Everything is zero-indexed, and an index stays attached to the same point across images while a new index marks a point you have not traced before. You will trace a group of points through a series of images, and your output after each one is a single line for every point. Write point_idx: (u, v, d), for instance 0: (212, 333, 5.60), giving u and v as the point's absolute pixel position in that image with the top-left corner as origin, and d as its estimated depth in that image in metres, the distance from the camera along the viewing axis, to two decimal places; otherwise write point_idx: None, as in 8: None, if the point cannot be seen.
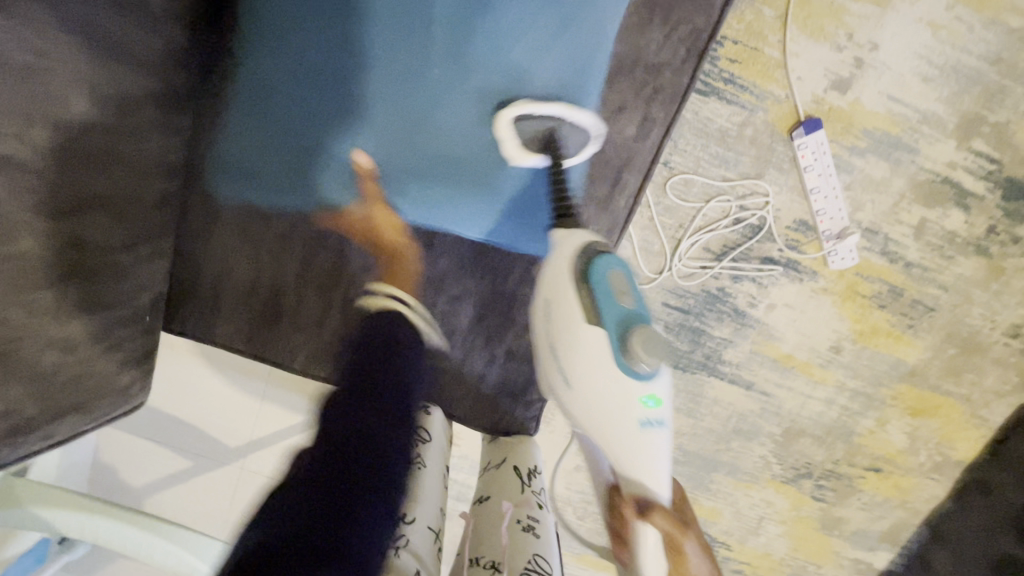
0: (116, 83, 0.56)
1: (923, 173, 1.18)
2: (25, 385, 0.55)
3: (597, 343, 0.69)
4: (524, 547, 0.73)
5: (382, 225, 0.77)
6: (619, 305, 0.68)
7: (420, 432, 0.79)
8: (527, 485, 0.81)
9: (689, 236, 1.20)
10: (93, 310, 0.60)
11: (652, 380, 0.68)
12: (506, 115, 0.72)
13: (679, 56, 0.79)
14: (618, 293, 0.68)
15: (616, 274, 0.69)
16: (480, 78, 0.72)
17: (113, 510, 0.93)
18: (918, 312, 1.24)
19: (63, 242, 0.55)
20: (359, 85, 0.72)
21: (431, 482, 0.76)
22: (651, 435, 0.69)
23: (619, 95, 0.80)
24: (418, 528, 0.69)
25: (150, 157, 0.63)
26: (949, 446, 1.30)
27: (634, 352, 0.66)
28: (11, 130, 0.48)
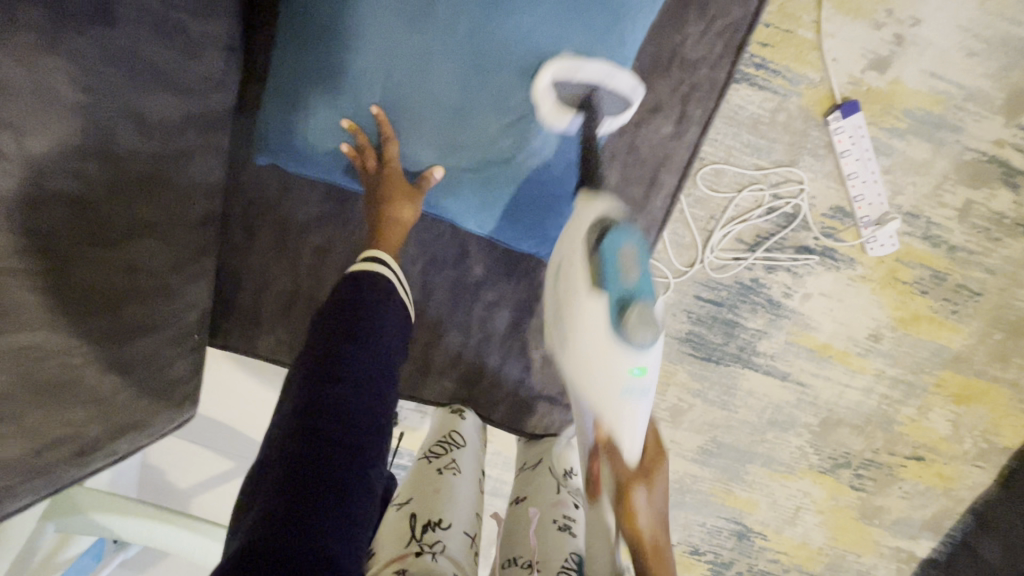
0: (160, 112, 0.59)
1: (968, 153, 1.13)
2: (87, 409, 0.58)
3: (593, 312, 0.61)
4: (561, 546, 0.70)
5: (392, 198, 0.71)
6: (621, 280, 0.60)
7: (454, 437, 0.79)
8: (564, 485, 0.79)
9: (721, 228, 1.17)
10: (144, 332, 0.62)
11: (643, 354, 0.62)
12: (548, 71, 0.65)
13: (715, 52, 0.78)
14: (624, 270, 0.60)
15: (627, 250, 0.61)
16: (496, 74, 0.65)
17: (177, 519, 1.00)
18: (962, 297, 1.20)
19: (120, 267, 0.58)
20: (364, 82, 0.66)
21: (467, 487, 0.75)
22: (630, 406, 0.63)
23: (655, 93, 0.79)
24: (454, 534, 0.67)
25: (195, 179, 0.66)
26: (995, 433, 1.27)
27: (632, 330, 0.60)
28: (67, 168, 0.51)
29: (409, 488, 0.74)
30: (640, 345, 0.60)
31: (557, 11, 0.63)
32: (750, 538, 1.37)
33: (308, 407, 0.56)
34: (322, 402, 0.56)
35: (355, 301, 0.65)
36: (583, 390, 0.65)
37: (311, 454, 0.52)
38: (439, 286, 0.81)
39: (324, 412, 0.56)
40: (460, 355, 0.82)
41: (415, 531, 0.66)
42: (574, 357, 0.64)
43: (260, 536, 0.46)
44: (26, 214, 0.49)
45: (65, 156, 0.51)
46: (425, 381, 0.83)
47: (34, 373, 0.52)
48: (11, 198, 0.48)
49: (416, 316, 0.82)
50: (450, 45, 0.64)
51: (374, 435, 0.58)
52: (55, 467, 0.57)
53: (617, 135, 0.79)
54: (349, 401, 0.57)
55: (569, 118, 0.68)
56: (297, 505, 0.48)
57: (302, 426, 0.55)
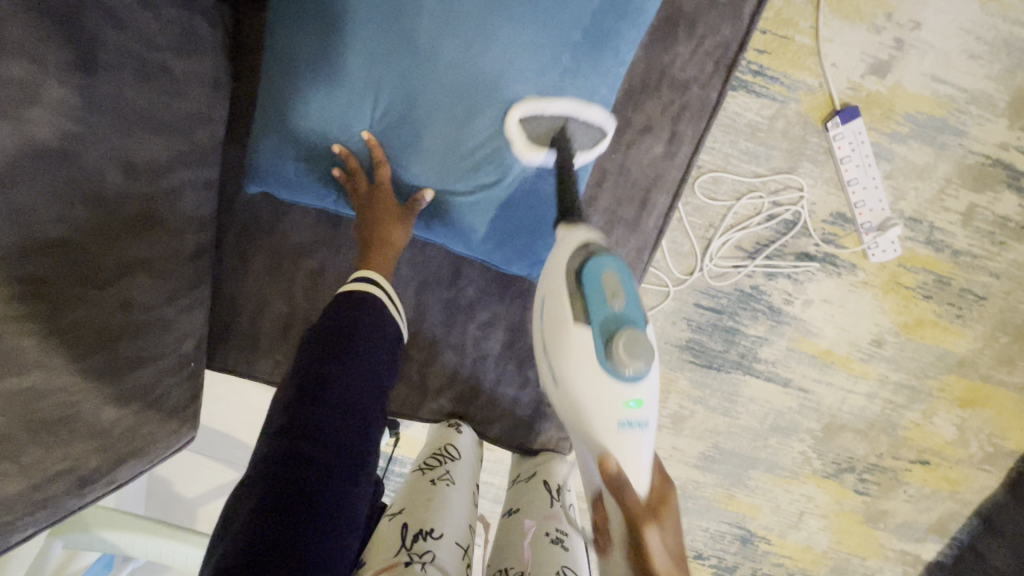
0: (147, 154, 0.60)
1: (972, 156, 1.11)
2: (88, 442, 0.60)
3: (580, 346, 0.59)
4: (552, 559, 0.70)
5: (383, 220, 0.70)
6: (606, 305, 0.58)
7: (448, 449, 0.79)
8: (556, 499, 0.78)
9: (720, 236, 1.16)
10: (137, 366, 0.64)
11: (637, 383, 0.58)
12: (516, 111, 0.65)
13: (705, 71, 0.78)
14: (608, 294, 0.58)
15: (610, 274, 0.58)
16: (484, 94, 0.65)
17: (182, 534, 1.02)
18: (966, 301, 1.19)
19: (113, 306, 0.59)
20: (353, 103, 0.67)
21: (460, 499, 0.75)
22: (629, 440, 0.58)
23: (647, 113, 0.78)
24: (444, 544, 0.68)
25: (185, 214, 0.67)
26: (1001, 437, 1.26)
27: (620, 361, 0.56)
28: (55, 214, 0.52)
29: (402, 498, 0.74)
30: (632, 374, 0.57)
31: (537, 48, 0.63)
32: (754, 542, 1.36)
33: (296, 427, 0.56)
34: (307, 421, 0.57)
35: (348, 322, 0.65)
36: (578, 426, 0.61)
37: (298, 475, 0.53)
38: (433, 308, 0.82)
39: (311, 436, 0.56)
40: (456, 374, 0.83)
41: (405, 540, 0.66)
42: (566, 393, 0.60)
43: (238, 554, 0.46)
44: (19, 262, 0.50)
45: (51, 205, 0.52)
46: (421, 401, 0.84)
47: (32, 414, 0.54)
48: (4, 250, 0.48)
49: (412, 336, 0.82)
50: (431, 80, 0.64)
51: (357, 454, 0.59)
52: (57, 498, 0.60)
53: (607, 156, 0.79)
54: (338, 425, 0.58)
55: (542, 154, 0.67)
56: (282, 527, 0.49)
57: (289, 446, 0.55)
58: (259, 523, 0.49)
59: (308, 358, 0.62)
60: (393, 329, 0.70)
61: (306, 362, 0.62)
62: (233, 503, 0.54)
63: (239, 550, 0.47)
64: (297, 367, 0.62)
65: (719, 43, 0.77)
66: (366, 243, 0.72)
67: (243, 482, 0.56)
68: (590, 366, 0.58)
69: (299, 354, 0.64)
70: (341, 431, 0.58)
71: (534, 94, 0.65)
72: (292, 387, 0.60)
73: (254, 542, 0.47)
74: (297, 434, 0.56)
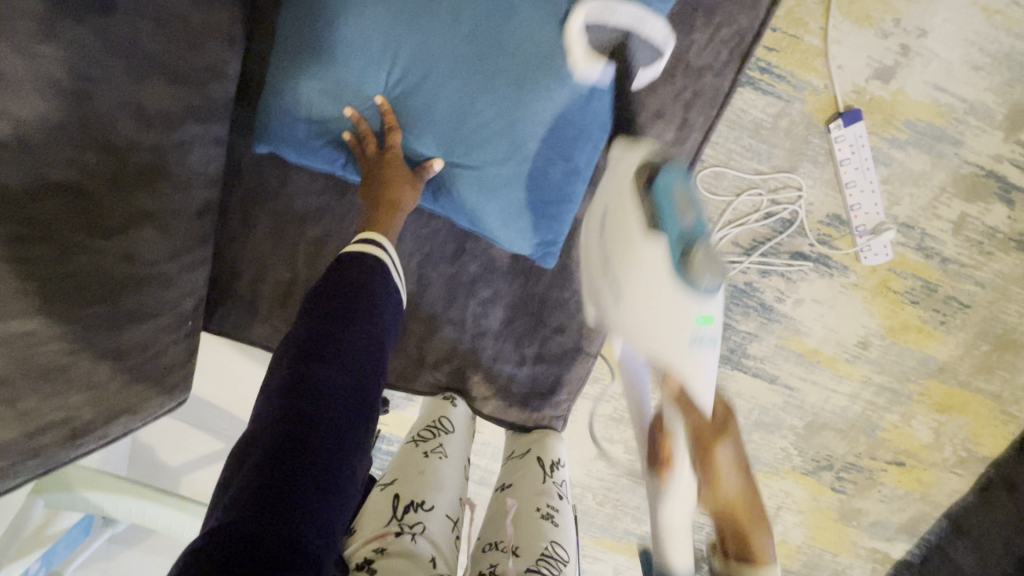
0: (160, 104, 0.59)
1: (966, 166, 1.13)
2: (83, 393, 0.61)
3: (654, 257, 0.61)
4: (541, 535, 0.71)
5: (392, 180, 0.70)
6: (680, 219, 0.62)
7: (443, 423, 0.80)
8: (549, 477, 0.79)
9: (719, 230, 1.18)
10: (138, 319, 0.64)
11: (710, 299, 0.61)
12: (577, 18, 0.62)
13: (721, 59, 0.78)
14: (680, 208, 0.62)
15: (678, 189, 0.63)
16: (502, 68, 0.65)
17: (160, 496, 1.02)
18: (951, 309, 1.22)
19: (117, 257, 0.60)
20: (369, 70, 0.67)
21: (451, 472, 0.76)
22: (699, 355, 0.62)
23: (659, 98, 0.79)
24: (435, 516, 0.69)
25: (192, 170, 0.66)
26: (975, 443, 1.29)
27: (698, 273, 0.60)
28: (63, 156, 0.53)
29: (394, 469, 0.74)
30: (706, 288, 0.60)
31: (554, 30, 0.63)
32: None
33: (298, 387, 0.56)
34: (309, 381, 0.57)
35: (350, 284, 0.65)
36: (647, 345, 0.64)
37: (294, 434, 0.53)
38: (434, 281, 0.82)
39: (312, 393, 0.56)
40: (454, 349, 0.83)
41: (396, 510, 0.67)
42: (636, 311, 0.63)
43: (241, 511, 0.48)
44: (25, 205, 0.52)
45: (59, 146, 0.53)
46: (418, 374, 0.84)
47: (30, 361, 0.55)
48: (11, 189, 0.50)
49: (411, 309, 0.82)
50: (446, 51, 0.64)
51: (358, 415, 0.59)
52: (50, 448, 0.60)
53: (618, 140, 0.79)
54: (336, 384, 0.58)
55: (598, 68, 0.65)
56: (276, 485, 0.50)
57: (291, 404, 0.56)
58: (255, 481, 0.50)
59: (312, 319, 0.62)
60: (394, 295, 0.70)
61: (308, 323, 0.62)
62: (237, 455, 0.55)
63: (243, 504, 0.48)
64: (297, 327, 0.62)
65: (735, 33, 0.77)
66: (372, 203, 0.72)
67: (246, 435, 0.57)
68: (663, 277, 0.61)
69: (300, 315, 0.64)
70: (343, 393, 0.58)
71: (547, 72, 0.65)
72: (295, 346, 0.60)
73: (250, 499, 0.48)
74: (300, 395, 0.56)
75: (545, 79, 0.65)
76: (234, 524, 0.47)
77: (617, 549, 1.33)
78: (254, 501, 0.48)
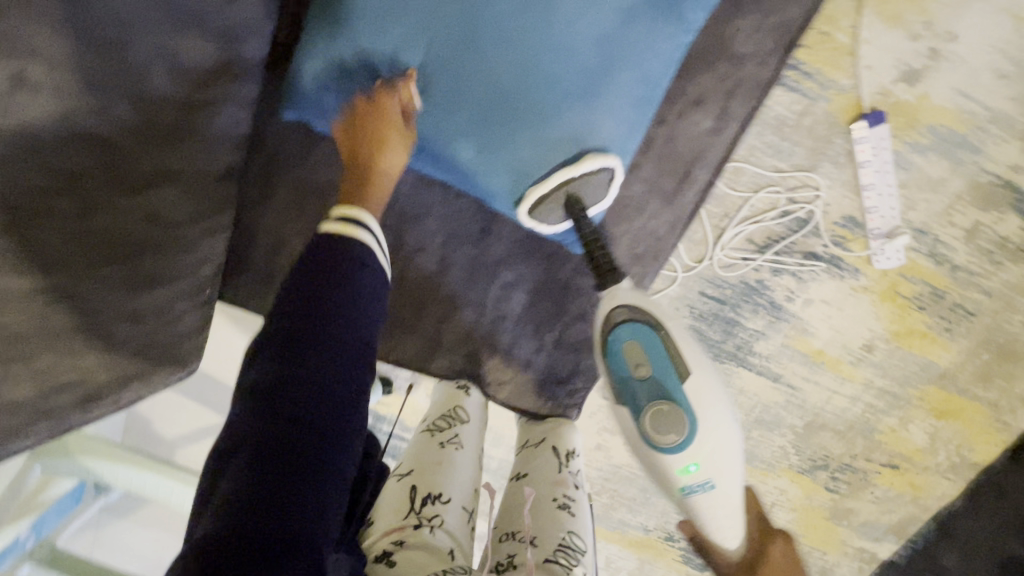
0: (198, 58, 0.60)
1: (984, 175, 1.14)
2: (98, 354, 0.62)
3: (627, 411, 0.79)
4: (558, 525, 0.71)
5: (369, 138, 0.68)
6: (638, 378, 0.77)
7: (458, 413, 0.80)
8: (565, 466, 0.79)
9: (734, 226, 1.18)
10: (154, 283, 0.64)
11: (683, 446, 0.75)
12: (523, 212, 0.71)
13: (764, 48, 0.78)
14: (633, 369, 0.76)
15: (632, 348, 0.77)
16: (551, 46, 0.64)
17: (160, 467, 1.00)
18: (957, 316, 1.23)
19: (138, 215, 0.62)
20: (414, 38, 0.65)
21: (467, 462, 0.76)
22: (697, 498, 0.76)
23: (700, 86, 0.78)
24: (452, 508, 0.69)
25: (220, 131, 0.64)
26: (968, 449, 1.31)
27: (658, 426, 0.75)
28: (96, 106, 0.57)
29: (410, 459, 0.75)
30: (671, 440, 0.75)
31: (607, 12, 0.63)
32: None
33: (275, 392, 0.54)
34: (285, 385, 0.54)
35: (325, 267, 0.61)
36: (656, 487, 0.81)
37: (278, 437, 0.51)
38: (457, 262, 0.80)
39: (288, 398, 0.53)
40: (472, 332, 0.82)
41: (414, 504, 0.68)
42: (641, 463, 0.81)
43: (221, 530, 0.46)
44: (53, 153, 0.57)
45: (98, 97, 0.56)
46: (434, 356, 0.83)
47: (49, 318, 0.59)
48: (49, 133, 0.56)
49: (431, 290, 0.80)
50: (495, 24, 0.63)
51: (342, 415, 0.56)
52: (64, 410, 0.62)
53: (656, 124, 0.79)
54: (317, 380, 0.55)
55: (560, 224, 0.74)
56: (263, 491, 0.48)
57: (268, 410, 0.53)
58: (242, 488, 0.48)
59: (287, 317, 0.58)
60: (379, 272, 0.66)
61: (282, 323, 0.58)
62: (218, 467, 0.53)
63: (223, 523, 0.46)
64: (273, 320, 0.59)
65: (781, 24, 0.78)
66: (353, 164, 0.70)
67: (227, 445, 0.54)
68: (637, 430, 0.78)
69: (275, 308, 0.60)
70: (324, 394, 0.55)
71: (590, 56, 0.65)
72: (272, 348, 0.57)
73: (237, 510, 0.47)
74: (276, 402, 0.53)
75: (590, 61, 0.65)
76: (212, 547, 0.45)
77: (611, 538, 1.34)
78: (232, 519, 0.46)
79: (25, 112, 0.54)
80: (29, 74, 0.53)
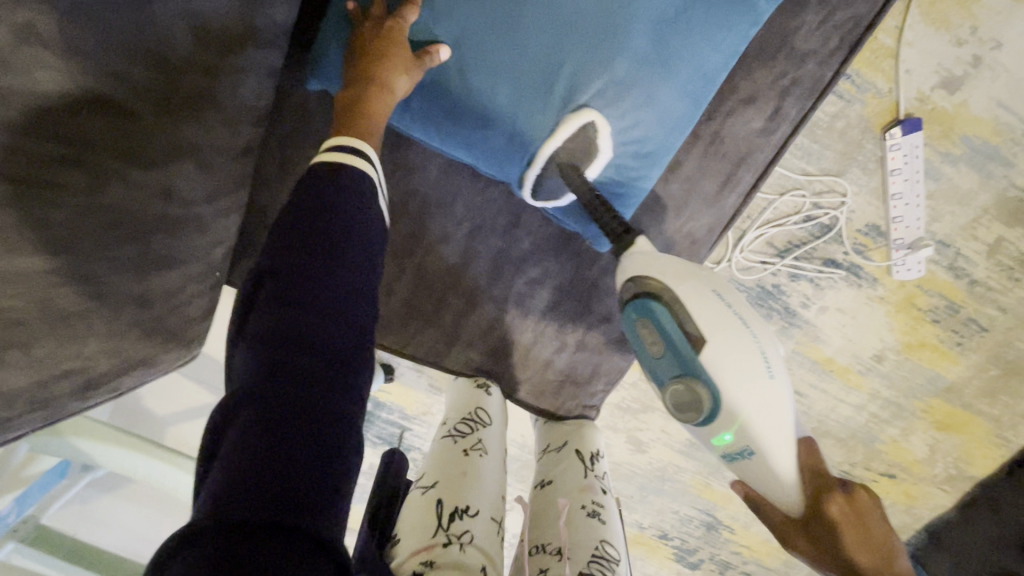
0: (221, 20, 0.53)
1: (1013, 190, 1.10)
2: (100, 343, 0.61)
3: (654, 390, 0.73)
4: (591, 533, 0.70)
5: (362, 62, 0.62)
6: (655, 357, 0.71)
7: (480, 415, 0.77)
8: (591, 470, 0.77)
9: (756, 228, 1.14)
10: (166, 266, 0.62)
11: (714, 420, 0.67)
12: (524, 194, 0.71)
13: (827, 47, 0.75)
14: (647, 346, 0.71)
15: (645, 324, 0.70)
16: (606, 32, 0.62)
17: (154, 449, 0.97)
18: (969, 330, 1.20)
19: (155, 192, 0.57)
20: (464, 11, 0.61)
21: (492, 469, 0.74)
22: (741, 466, 0.67)
23: (754, 82, 0.76)
24: (481, 521, 0.67)
25: (244, 104, 0.60)
26: (966, 462, 1.30)
27: (681, 408, 0.69)
28: (111, 67, 0.49)
29: (434, 469, 0.71)
30: (700, 417, 0.67)
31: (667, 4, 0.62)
32: (719, 530, 1.30)
33: (280, 339, 0.48)
34: (291, 332, 0.48)
35: (319, 205, 0.54)
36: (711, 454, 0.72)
37: (279, 401, 0.45)
38: (481, 255, 0.78)
39: (294, 346, 0.48)
40: (493, 326, 0.81)
41: (442, 520, 0.65)
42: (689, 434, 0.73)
43: (226, 496, 0.40)
44: (65, 118, 0.49)
45: (110, 55, 0.48)
46: (449, 351, 0.81)
47: (50, 302, 0.55)
48: (55, 99, 0.48)
49: (453, 281, 0.79)
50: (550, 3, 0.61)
51: (352, 367, 0.50)
52: (61, 398, 0.61)
53: (704, 122, 0.78)
54: (324, 326, 0.49)
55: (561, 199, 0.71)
56: (266, 461, 0.42)
57: (272, 360, 0.47)
58: (246, 454, 0.42)
59: (286, 256, 0.52)
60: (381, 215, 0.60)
61: (282, 262, 0.51)
62: (214, 428, 0.47)
63: (230, 485, 0.40)
64: (266, 270, 0.52)
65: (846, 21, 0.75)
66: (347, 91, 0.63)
67: (224, 403, 0.48)
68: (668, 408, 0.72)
69: (264, 258, 0.53)
70: (332, 342, 0.49)
71: (645, 44, 0.63)
72: (271, 291, 0.51)
73: (234, 485, 0.40)
74: (281, 351, 0.47)
75: (641, 49, 0.63)
76: (218, 513, 0.39)
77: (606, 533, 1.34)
78: (240, 481, 0.40)
79: (31, 70, 0.45)
80: (38, 27, 0.44)
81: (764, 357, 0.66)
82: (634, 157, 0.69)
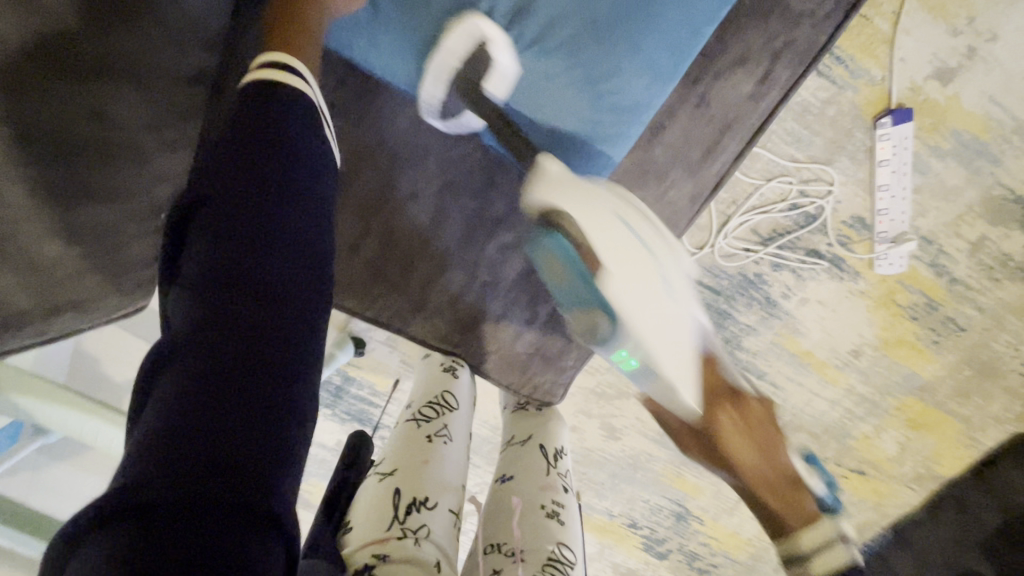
0: None
1: (998, 188, 1.09)
2: (21, 276, 0.60)
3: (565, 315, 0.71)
4: (550, 534, 0.68)
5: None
6: (557, 282, 0.68)
7: (448, 399, 0.77)
8: (553, 467, 0.77)
9: (740, 214, 1.13)
10: (101, 199, 0.62)
11: (616, 341, 0.65)
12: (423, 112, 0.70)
13: (825, 7, 0.71)
14: (549, 272, 0.68)
15: (546, 248, 0.67)
16: None
17: (102, 412, 0.92)
18: (947, 329, 1.19)
19: (85, 114, 0.56)
20: None
21: (456, 459, 0.72)
22: (645, 383, 0.66)
23: (745, 42, 0.73)
24: (439, 514, 0.64)
25: (194, 18, 0.62)
26: (935, 462, 1.28)
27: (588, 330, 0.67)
28: None
29: (394, 456, 0.69)
30: (605, 338, 0.66)
31: None
32: (688, 520, 1.29)
33: (223, 279, 0.44)
34: (235, 271, 0.44)
35: (273, 140, 0.50)
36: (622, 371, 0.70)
37: (215, 355, 0.41)
38: (453, 217, 0.76)
39: (238, 287, 0.44)
40: (460, 296, 0.77)
41: (397, 512, 0.61)
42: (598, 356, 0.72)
43: (154, 450, 0.36)
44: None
45: None
46: (413, 318, 0.78)
47: None
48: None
49: (422, 244, 0.76)
50: None
51: (306, 313, 0.47)
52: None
53: (690, 85, 0.76)
54: (273, 268, 0.46)
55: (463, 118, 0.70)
56: (195, 424, 0.38)
57: (212, 303, 0.43)
58: (179, 405, 0.38)
59: (231, 189, 0.47)
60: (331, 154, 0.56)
61: (226, 195, 0.47)
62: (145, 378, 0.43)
63: (158, 439, 0.37)
64: (209, 204, 0.47)
65: None
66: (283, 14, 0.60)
67: (159, 350, 0.44)
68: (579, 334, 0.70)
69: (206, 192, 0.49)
70: (282, 285, 0.46)
71: None
72: (212, 226, 0.46)
73: (164, 438, 0.37)
74: (223, 291, 0.43)
75: None
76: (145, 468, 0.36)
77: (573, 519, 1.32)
78: (171, 434, 0.37)
79: None
80: None
81: (665, 280, 0.64)
82: (608, 108, 0.69)
